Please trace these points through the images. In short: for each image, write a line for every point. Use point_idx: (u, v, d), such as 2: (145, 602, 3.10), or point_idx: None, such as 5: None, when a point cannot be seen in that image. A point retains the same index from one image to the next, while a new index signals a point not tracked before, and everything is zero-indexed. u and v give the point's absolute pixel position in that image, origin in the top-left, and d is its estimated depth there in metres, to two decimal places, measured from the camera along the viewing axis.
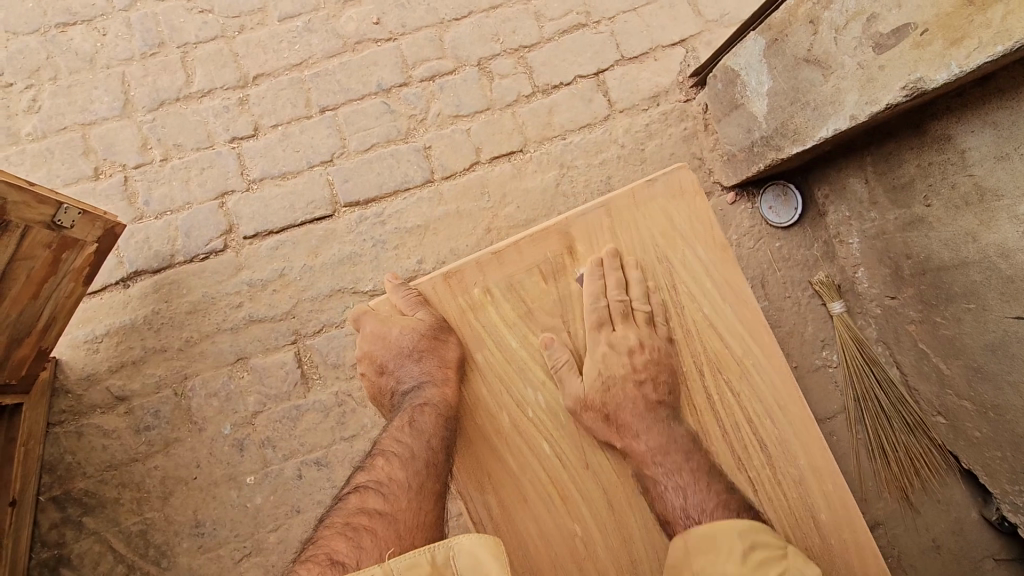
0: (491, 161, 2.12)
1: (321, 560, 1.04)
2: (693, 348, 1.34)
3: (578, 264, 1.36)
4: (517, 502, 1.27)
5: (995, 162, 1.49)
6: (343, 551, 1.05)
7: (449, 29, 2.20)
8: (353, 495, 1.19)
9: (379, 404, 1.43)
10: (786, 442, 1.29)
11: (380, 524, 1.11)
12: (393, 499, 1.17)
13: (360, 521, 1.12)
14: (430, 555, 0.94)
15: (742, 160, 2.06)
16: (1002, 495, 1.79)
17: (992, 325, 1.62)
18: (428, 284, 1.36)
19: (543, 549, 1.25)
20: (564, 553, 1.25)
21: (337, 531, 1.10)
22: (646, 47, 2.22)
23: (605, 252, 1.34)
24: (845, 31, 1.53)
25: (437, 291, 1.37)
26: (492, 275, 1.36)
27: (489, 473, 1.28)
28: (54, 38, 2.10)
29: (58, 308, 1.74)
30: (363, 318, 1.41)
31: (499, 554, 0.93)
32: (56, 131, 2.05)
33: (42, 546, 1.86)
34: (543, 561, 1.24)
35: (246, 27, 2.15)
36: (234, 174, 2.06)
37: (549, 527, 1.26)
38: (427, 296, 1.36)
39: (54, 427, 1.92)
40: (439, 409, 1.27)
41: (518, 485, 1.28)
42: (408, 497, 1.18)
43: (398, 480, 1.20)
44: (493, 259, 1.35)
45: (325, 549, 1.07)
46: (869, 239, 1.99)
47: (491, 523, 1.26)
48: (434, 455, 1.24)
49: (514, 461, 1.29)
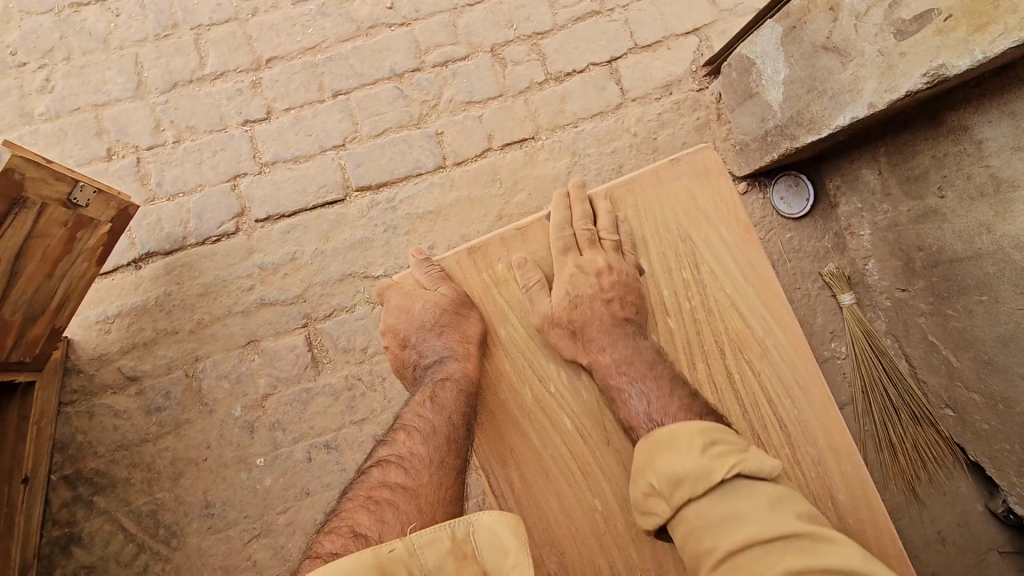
0: (503, 148, 2.11)
1: (344, 533, 1.05)
2: (715, 329, 1.33)
3: (600, 244, 1.37)
4: (539, 477, 1.27)
5: (1012, 152, 1.47)
6: (365, 524, 1.06)
7: (463, 14, 2.19)
8: (375, 469, 1.20)
9: (402, 377, 1.43)
10: (805, 422, 1.28)
11: (401, 499, 1.12)
12: (414, 474, 1.17)
13: (382, 495, 1.12)
14: (450, 530, 0.94)
15: (755, 150, 2.06)
16: (1009, 488, 1.77)
17: (1004, 317, 1.61)
18: (452, 260, 1.36)
19: (564, 523, 1.25)
20: (585, 528, 1.25)
21: (359, 505, 1.11)
22: (660, 35, 2.21)
23: (592, 261, 1.31)
24: (866, 17, 1.52)
25: (462, 265, 1.37)
26: (516, 252, 1.36)
27: (512, 448, 1.29)
28: (68, 18, 2.09)
29: (72, 287, 1.75)
30: (387, 290, 1.41)
31: (519, 531, 0.93)
32: (69, 111, 2.05)
33: (53, 524, 1.87)
34: (565, 535, 1.25)
35: (260, 10, 2.14)
36: (247, 157, 2.06)
37: (570, 502, 1.26)
38: (450, 271, 1.36)
39: (66, 406, 1.93)
40: (460, 384, 1.27)
41: (539, 460, 1.28)
42: (429, 471, 1.18)
43: (419, 455, 1.20)
44: (517, 234, 1.36)
45: (349, 521, 1.08)
46: (881, 230, 1.99)
47: (514, 498, 1.27)
48: (455, 430, 1.24)
49: (537, 436, 1.29)
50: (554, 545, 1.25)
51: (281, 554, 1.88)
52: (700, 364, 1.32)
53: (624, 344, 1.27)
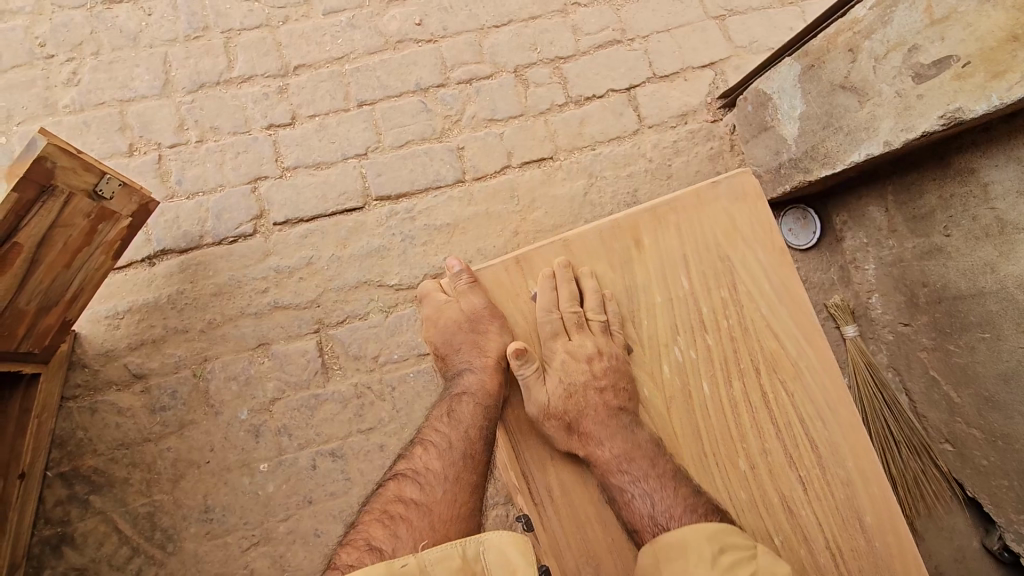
0: (522, 166, 2.15)
1: (360, 546, 1.10)
2: (750, 347, 1.34)
3: (644, 258, 1.36)
4: (579, 487, 1.29)
5: (1018, 196, 1.54)
6: (380, 539, 1.11)
7: (489, 35, 2.25)
8: (391, 483, 1.25)
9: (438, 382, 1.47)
10: (835, 444, 1.30)
11: (415, 515, 1.16)
12: (428, 489, 1.21)
13: (398, 510, 1.17)
14: (461, 549, 0.96)
15: (767, 181, 2.12)
16: (1007, 525, 1.79)
17: (1007, 355, 1.65)
18: (498, 269, 1.36)
19: (601, 533, 1.26)
20: (621, 540, 1.26)
21: (375, 518, 1.16)
22: (677, 67, 2.28)
23: (575, 296, 1.32)
24: (885, 60, 1.60)
25: (507, 274, 1.37)
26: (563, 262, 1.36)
27: (553, 455, 1.30)
28: (100, 15, 2.12)
29: (87, 280, 1.73)
30: (426, 296, 1.45)
31: (527, 551, 0.95)
32: (94, 105, 2.05)
33: (45, 523, 1.81)
34: (600, 545, 1.25)
35: (291, 18, 2.18)
36: (269, 160, 2.07)
37: (608, 513, 1.27)
38: (497, 279, 1.36)
39: (67, 402, 1.89)
40: (478, 398, 1.30)
41: (579, 469, 1.29)
42: (444, 487, 1.22)
43: (434, 470, 1.24)
44: (564, 247, 1.36)
45: (364, 535, 1.13)
46: (886, 266, 2.05)
47: (553, 506, 1.27)
48: (471, 445, 1.28)
49: None
50: (589, 556, 1.24)
51: (280, 563, 1.84)
52: (735, 381, 1.33)
53: (608, 386, 1.28)
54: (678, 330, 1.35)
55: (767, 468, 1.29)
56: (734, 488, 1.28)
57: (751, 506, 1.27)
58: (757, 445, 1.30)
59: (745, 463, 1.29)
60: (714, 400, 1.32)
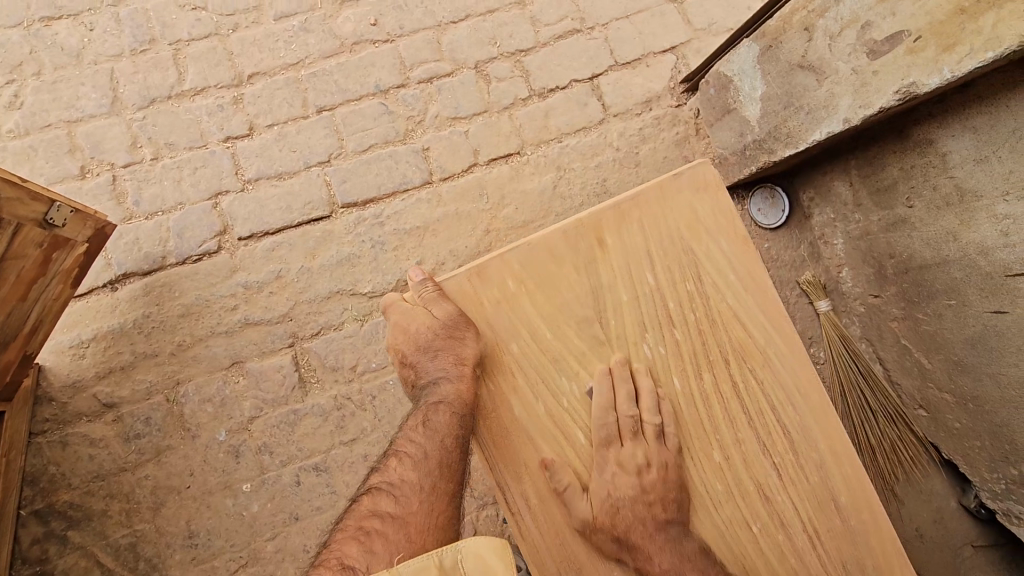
0: (489, 163, 2.13)
1: (334, 566, 1.06)
2: (719, 337, 1.35)
3: (608, 256, 1.35)
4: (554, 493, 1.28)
5: (975, 164, 1.57)
6: (354, 557, 1.07)
7: (447, 31, 2.21)
8: (365, 497, 1.22)
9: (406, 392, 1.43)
10: (807, 428, 1.32)
11: (391, 529, 1.14)
12: (403, 502, 1.19)
13: (373, 525, 1.15)
14: (437, 559, 0.94)
15: (733, 164, 2.13)
16: (982, 483, 1.83)
17: (972, 320, 1.69)
18: (459, 279, 1.34)
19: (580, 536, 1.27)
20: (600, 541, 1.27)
21: (349, 536, 1.13)
22: (638, 53, 2.27)
23: None
24: (840, 37, 1.60)
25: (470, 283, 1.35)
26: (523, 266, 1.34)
27: (527, 464, 1.29)
28: (38, 32, 2.03)
29: (46, 311, 1.67)
30: (392, 305, 1.41)
31: (506, 555, 0.95)
32: (40, 127, 1.97)
33: (23, 563, 1.76)
34: (580, 548, 1.26)
35: (241, 26, 2.12)
36: (229, 174, 2.01)
37: None
38: (459, 289, 1.34)
39: (36, 437, 1.83)
40: (453, 407, 1.27)
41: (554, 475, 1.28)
42: (420, 498, 1.21)
43: (409, 483, 1.23)
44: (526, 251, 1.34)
45: (337, 554, 1.10)
46: (853, 240, 2.09)
47: (530, 514, 1.28)
48: (446, 455, 1.26)
49: (551, 450, 1.30)
50: (569, 560, 1.26)
51: None
52: (706, 374, 1.33)
53: None
54: (648, 328, 1.35)
55: (742, 457, 1.31)
56: (710, 478, 1.30)
57: (727, 496, 1.29)
58: (730, 435, 1.32)
59: (720, 454, 1.31)
60: (687, 395, 1.32)
